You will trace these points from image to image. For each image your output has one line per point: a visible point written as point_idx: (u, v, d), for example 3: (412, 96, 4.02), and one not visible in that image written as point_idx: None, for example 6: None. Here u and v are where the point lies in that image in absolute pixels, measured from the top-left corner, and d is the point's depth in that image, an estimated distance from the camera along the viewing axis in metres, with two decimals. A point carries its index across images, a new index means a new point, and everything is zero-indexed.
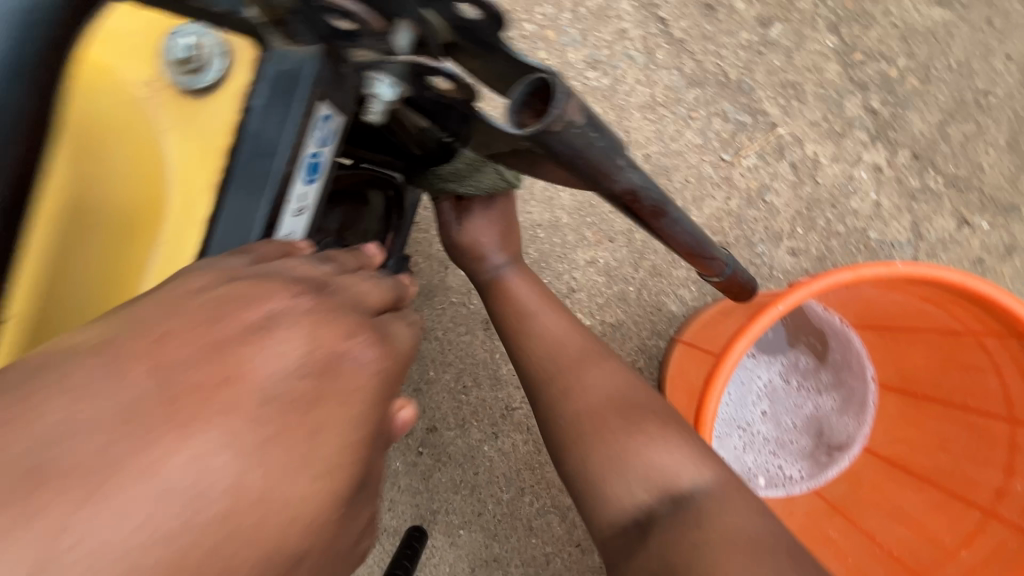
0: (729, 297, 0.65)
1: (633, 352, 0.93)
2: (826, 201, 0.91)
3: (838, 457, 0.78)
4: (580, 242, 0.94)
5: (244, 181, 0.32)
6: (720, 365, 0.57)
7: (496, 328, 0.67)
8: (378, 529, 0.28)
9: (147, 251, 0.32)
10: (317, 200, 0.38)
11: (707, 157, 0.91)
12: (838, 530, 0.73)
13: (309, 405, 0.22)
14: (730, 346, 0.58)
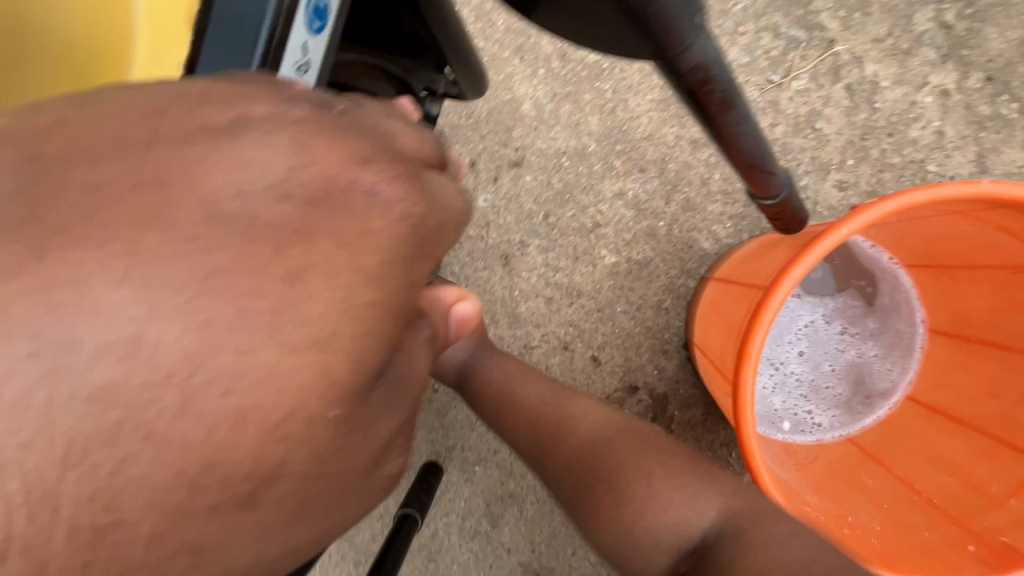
0: (780, 226, 0.60)
1: (660, 292, 0.88)
2: (882, 129, 0.82)
3: (876, 406, 0.75)
4: (607, 172, 0.87)
5: (229, 17, 0.32)
6: (769, 295, 0.53)
7: None
8: (369, 443, 0.24)
9: (118, 60, 0.33)
10: (322, 60, 0.39)
11: (753, 78, 0.83)
12: (873, 476, 0.69)
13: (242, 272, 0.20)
14: (782, 277, 0.52)
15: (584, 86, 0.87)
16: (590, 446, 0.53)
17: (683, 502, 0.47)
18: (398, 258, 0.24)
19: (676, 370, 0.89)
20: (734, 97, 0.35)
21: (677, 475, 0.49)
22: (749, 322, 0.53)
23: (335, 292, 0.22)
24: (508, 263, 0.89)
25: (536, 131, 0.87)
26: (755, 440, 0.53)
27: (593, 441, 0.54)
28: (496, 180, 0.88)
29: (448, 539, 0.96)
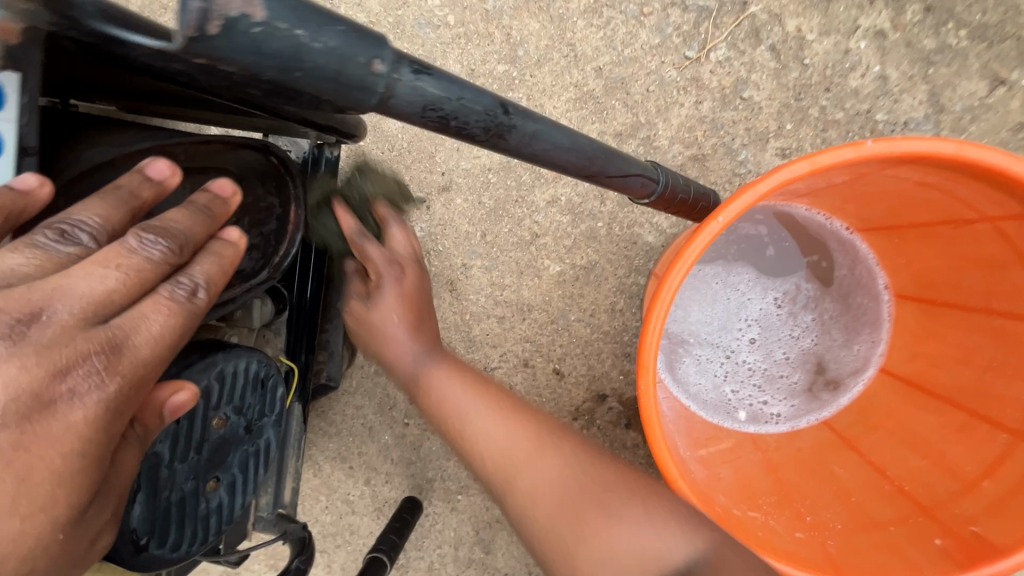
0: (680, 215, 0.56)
1: (612, 294, 0.85)
2: (817, 85, 0.76)
3: (839, 390, 0.70)
4: (536, 181, 0.85)
5: None
6: (655, 299, 0.49)
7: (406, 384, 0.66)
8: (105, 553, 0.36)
9: None
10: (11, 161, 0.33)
11: (668, 58, 0.78)
12: (844, 465, 0.64)
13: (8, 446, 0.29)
14: (670, 273, 0.49)
15: None
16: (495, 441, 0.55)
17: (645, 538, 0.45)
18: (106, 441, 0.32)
19: None
20: (506, 106, 0.32)
21: (632, 517, 0.46)
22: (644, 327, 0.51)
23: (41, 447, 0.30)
24: (455, 288, 0.88)
25: (458, 153, 0.86)
26: (666, 450, 0.51)
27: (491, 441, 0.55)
28: (428, 207, 0.87)
29: (446, 570, 0.95)
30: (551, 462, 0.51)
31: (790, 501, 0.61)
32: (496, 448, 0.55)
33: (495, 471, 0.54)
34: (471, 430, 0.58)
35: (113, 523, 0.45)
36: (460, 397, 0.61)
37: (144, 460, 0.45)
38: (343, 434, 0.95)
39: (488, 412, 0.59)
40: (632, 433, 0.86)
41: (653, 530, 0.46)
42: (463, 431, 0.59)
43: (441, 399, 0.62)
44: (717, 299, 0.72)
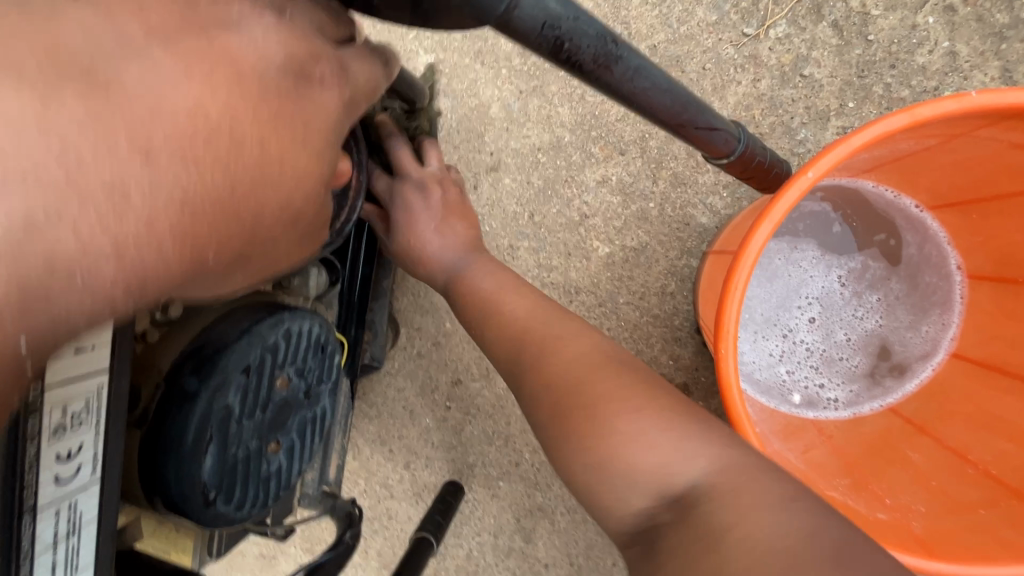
0: (752, 180, 0.54)
1: (663, 276, 0.83)
2: (882, 62, 0.74)
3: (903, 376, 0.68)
4: (587, 161, 0.84)
5: None
6: (735, 264, 0.48)
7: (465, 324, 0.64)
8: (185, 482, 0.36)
9: None
10: None
11: (725, 35, 0.77)
12: (919, 450, 0.61)
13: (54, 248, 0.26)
14: (749, 236, 0.47)
15: (548, 77, 0.84)
16: (570, 369, 0.51)
17: (669, 455, 0.44)
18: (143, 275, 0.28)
19: (692, 357, 0.84)
20: (616, 35, 0.31)
21: (668, 431, 0.45)
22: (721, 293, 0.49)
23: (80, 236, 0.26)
24: None
25: (508, 132, 0.85)
26: (746, 422, 0.50)
27: (572, 365, 0.52)
28: (476, 188, 0.87)
29: (484, 559, 0.93)
30: (632, 402, 0.47)
31: (868, 486, 0.59)
32: (548, 366, 0.53)
33: (561, 380, 0.51)
34: (562, 361, 0.53)
35: (185, 475, 0.45)
36: (510, 314, 0.60)
37: (214, 412, 0.45)
38: (384, 417, 0.94)
39: (585, 341, 0.55)
40: None
41: (685, 451, 0.44)
42: (544, 351, 0.55)
43: (475, 284, 0.65)
44: (779, 276, 0.71)
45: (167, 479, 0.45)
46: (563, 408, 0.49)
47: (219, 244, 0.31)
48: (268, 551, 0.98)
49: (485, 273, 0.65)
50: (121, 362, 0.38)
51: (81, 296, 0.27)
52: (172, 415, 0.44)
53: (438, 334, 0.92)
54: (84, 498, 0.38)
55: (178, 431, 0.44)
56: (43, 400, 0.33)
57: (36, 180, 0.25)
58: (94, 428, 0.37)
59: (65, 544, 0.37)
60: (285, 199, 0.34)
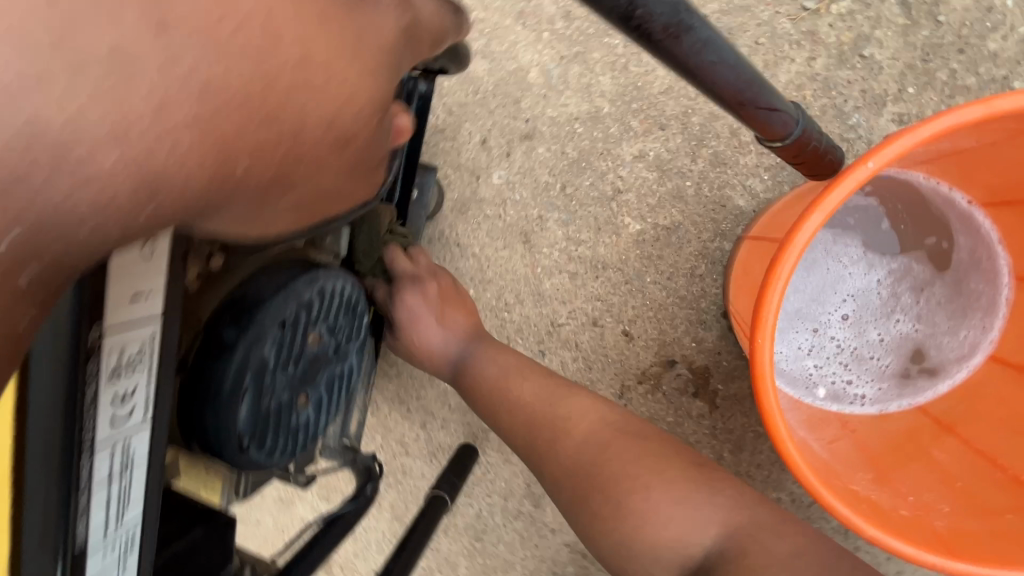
0: (802, 166, 0.52)
1: (693, 258, 0.82)
2: (950, 46, 0.70)
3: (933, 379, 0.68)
4: (625, 134, 0.81)
5: None
6: (783, 251, 0.46)
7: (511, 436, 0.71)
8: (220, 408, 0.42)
9: None
10: None
11: (783, 8, 0.74)
12: (945, 451, 0.61)
13: (62, 160, 0.26)
14: (799, 224, 0.46)
15: (592, 43, 0.81)
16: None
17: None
18: (175, 184, 0.29)
19: (716, 340, 0.83)
20: (688, 2, 0.30)
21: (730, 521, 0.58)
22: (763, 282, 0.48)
23: (110, 117, 0.26)
24: (530, 240, 0.87)
25: (545, 99, 0.83)
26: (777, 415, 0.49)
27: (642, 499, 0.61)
28: (509, 155, 0.86)
29: (493, 519, 0.97)
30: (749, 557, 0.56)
31: (891, 483, 0.59)
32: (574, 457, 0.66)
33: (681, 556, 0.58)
34: (607, 483, 0.63)
35: (223, 425, 0.46)
36: (524, 391, 0.72)
37: (251, 363, 0.46)
38: (403, 377, 0.96)
39: (614, 455, 0.64)
40: (698, 403, 0.85)
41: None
42: (591, 479, 0.64)
43: (480, 369, 0.75)
44: (817, 268, 0.70)
45: (207, 422, 0.46)
46: (637, 542, 0.60)
47: (263, 149, 0.32)
48: (286, 495, 1.02)
49: (502, 364, 0.75)
50: (173, 308, 0.39)
51: (153, 199, 0.27)
52: (213, 362, 0.45)
53: None
54: (137, 437, 0.40)
55: (218, 378, 0.45)
56: (102, 345, 0.35)
57: (70, 67, 0.25)
58: (146, 373, 0.39)
59: (123, 478, 0.39)
60: (331, 109, 0.34)
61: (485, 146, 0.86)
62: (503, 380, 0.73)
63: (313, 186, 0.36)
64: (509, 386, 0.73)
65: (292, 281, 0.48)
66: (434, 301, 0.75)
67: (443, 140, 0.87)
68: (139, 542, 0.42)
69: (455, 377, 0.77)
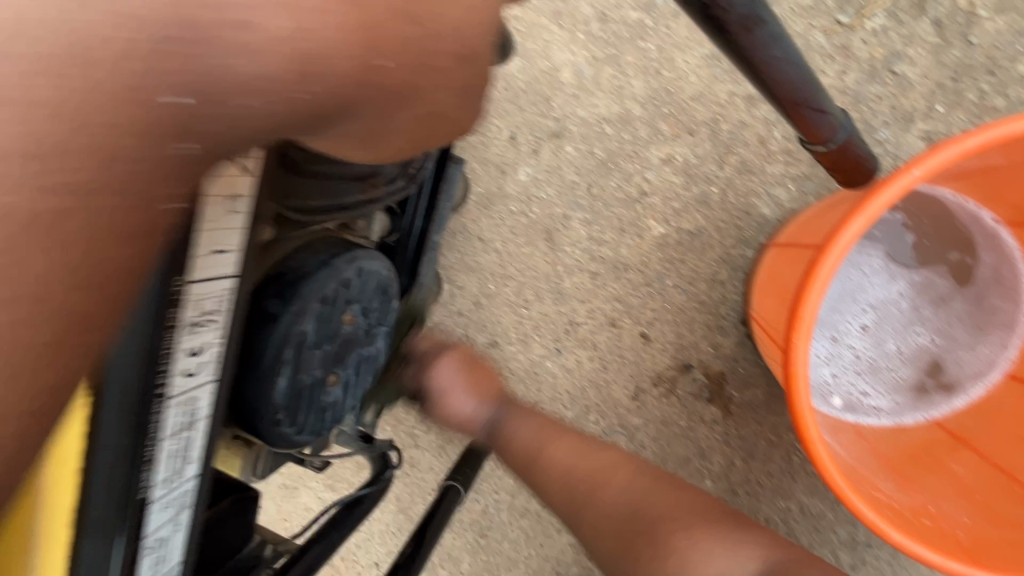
0: (839, 174, 0.53)
1: (715, 263, 0.82)
2: (980, 67, 0.71)
3: (951, 395, 0.69)
4: (654, 137, 0.82)
5: None
6: (823, 252, 0.47)
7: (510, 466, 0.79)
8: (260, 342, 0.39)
9: None
10: None
11: (818, 21, 0.75)
12: (963, 465, 0.62)
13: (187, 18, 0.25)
14: (841, 229, 0.47)
15: (626, 47, 0.81)
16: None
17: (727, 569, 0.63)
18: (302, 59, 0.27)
19: (733, 346, 0.83)
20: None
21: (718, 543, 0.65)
22: (802, 284, 0.48)
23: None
24: (553, 238, 0.87)
25: (576, 99, 0.84)
26: (809, 416, 0.49)
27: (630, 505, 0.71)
28: (536, 152, 0.86)
29: (499, 516, 0.96)
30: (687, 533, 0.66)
31: (905, 490, 0.60)
32: (576, 479, 0.74)
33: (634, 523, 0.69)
34: (602, 503, 0.72)
35: (259, 396, 0.47)
36: (537, 437, 0.78)
37: (290, 337, 0.46)
38: None
39: (614, 483, 0.73)
40: (712, 409, 0.85)
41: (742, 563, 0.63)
42: (591, 497, 0.73)
43: (510, 432, 0.80)
44: (837, 277, 0.71)
45: (246, 393, 0.47)
46: (586, 511, 0.72)
47: (396, 47, 0.30)
48: (291, 482, 1.01)
49: (529, 427, 0.80)
50: (248, 270, 0.40)
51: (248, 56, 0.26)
52: (257, 334, 0.46)
53: (480, 294, 0.92)
54: (202, 394, 0.41)
55: (258, 349, 0.46)
56: (183, 291, 0.36)
57: None
58: (217, 328, 0.40)
59: (184, 435, 0.41)
60: (461, 15, 0.32)
61: (513, 142, 0.87)
62: (528, 438, 0.79)
63: (430, 101, 0.34)
64: (543, 448, 0.77)
65: (333, 258, 0.49)
66: (465, 369, 0.82)
67: (472, 135, 0.87)
68: (194, 499, 0.44)
69: (489, 435, 0.82)
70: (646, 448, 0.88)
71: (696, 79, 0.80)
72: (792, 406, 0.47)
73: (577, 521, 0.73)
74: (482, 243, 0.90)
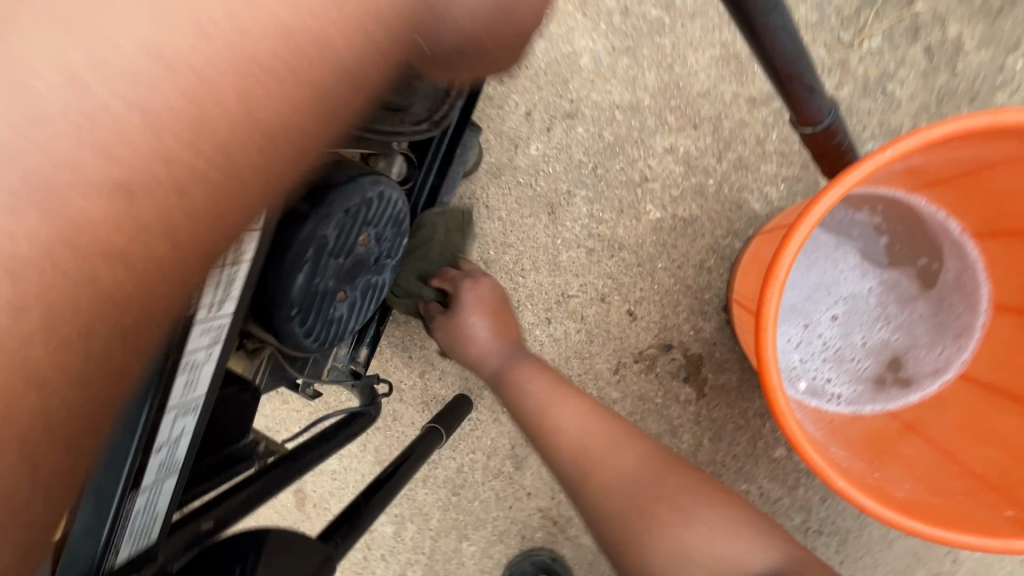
0: (824, 157, 0.58)
1: (703, 251, 0.88)
2: (962, 94, 0.78)
3: (909, 391, 0.74)
4: (660, 127, 0.87)
5: None
6: (801, 216, 0.52)
7: (522, 422, 0.77)
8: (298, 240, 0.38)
9: None
10: None
11: (821, 36, 0.81)
12: (911, 446, 0.67)
13: None
14: (818, 197, 0.52)
15: (643, 40, 0.87)
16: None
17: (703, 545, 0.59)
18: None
19: (713, 331, 0.88)
20: None
21: (733, 535, 0.60)
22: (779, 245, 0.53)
23: None
24: (555, 213, 0.92)
25: (592, 84, 0.89)
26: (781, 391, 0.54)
27: (632, 477, 0.67)
28: (549, 130, 0.91)
29: (472, 475, 1.00)
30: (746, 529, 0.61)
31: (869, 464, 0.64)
32: (586, 447, 0.71)
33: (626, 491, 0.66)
34: (613, 471, 0.68)
35: (277, 291, 0.51)
36: (546, 392, 0.77)
37: (312, 240, 0.51)
38: (410, 324, 0.99)
39: (625, 455, 0.69)
40: (687, 389, 0.90)
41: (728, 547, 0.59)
42: (592, 466, 0.69)
43: (522, 383, 0.79)
44: (816, 268, 0.76)
45: (266, 288, 0.51)
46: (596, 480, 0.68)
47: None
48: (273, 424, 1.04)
49: (547, 381, 0.79)
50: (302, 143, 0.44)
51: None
52: (283, 233, 0.50)
53: (480, 260, 0.96)
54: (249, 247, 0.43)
55: (283, 247, 0.50)
56: None
57: None
58: None
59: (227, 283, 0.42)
60: None
61: (528, 118, 0.92)
62: (541, 392, 0.77)
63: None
64: (558, 405, 0.75)
65: (358, 175, 0.53)
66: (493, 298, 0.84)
67: (490, 107, 0.92)
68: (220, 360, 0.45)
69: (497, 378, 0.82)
70: None
71: (705, 77, 0.85)
72: (761, 359, 0.52)
73: (580, 484, 0.70)
74: (487, 210, 0.94)
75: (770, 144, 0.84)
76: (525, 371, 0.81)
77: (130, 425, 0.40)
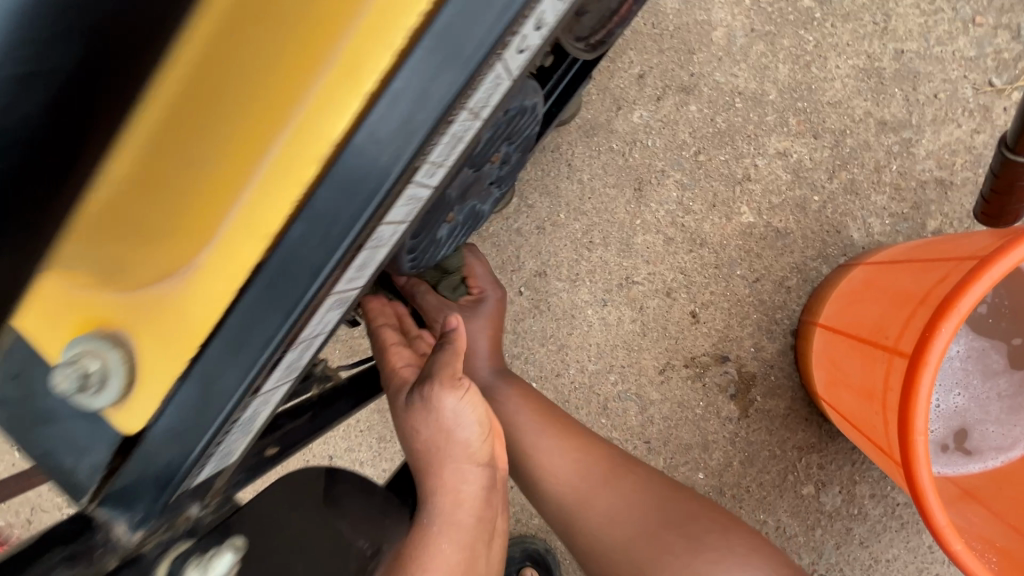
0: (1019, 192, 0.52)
1: (788, 269, 0.82)
2: None
3: (968, 458, 0.71)
4: (778, 127, 0.81)
5: (443, 47, 0.25)
6: (1009, 248, 0.45)
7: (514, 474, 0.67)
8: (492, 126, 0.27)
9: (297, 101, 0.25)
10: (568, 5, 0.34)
11: (972, 75, 0.77)
12: (979, 516, 0.65)
13: None
14: None
15: (786, 30, 0.80)
16: None
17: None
18: None
19: (774, 353, 0.84)
20: None
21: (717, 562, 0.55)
22: (968, 274, 0.46)
23: None
24: (642, 190, 0.84)
25: (719, 62, 0.81)
26: (931, 488, 0.47)
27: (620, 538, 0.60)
28: (659, 99, 0.83)
29: None
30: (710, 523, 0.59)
31: (958, 531, 0.62)
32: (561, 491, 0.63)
33: (569, 488, 0.63)
34: (591, 514, 0.61)
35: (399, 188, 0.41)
36: (518, 409, 0.67)
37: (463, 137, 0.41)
38: None
39: (605, 495, 0.62)
40: (731, 406, 0.85)
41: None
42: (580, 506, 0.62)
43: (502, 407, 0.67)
44: None
45: None
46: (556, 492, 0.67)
47: None
48: None
49: (517, 402, 0.67)
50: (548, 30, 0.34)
51: None
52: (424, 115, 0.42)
53: (546, 221, 0.86)
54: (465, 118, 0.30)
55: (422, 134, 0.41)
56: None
57: None
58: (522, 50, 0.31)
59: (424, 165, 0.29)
60: None
61: (639, 81, 0.83)
62: (511, 413, 0.67)
63: None
64: (535, 453, 0.65)
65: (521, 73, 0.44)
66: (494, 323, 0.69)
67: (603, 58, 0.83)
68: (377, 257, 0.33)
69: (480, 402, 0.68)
70: (653, 424, 0.86)
71: (841, 85, 0.79)
72: (920, 390, 0.46)
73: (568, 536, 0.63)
74: (569, 168, 0.85)
75: (886, 174, 0.79)
76: (503, 390, 0.68)
77: (256, 345, 0.28)
